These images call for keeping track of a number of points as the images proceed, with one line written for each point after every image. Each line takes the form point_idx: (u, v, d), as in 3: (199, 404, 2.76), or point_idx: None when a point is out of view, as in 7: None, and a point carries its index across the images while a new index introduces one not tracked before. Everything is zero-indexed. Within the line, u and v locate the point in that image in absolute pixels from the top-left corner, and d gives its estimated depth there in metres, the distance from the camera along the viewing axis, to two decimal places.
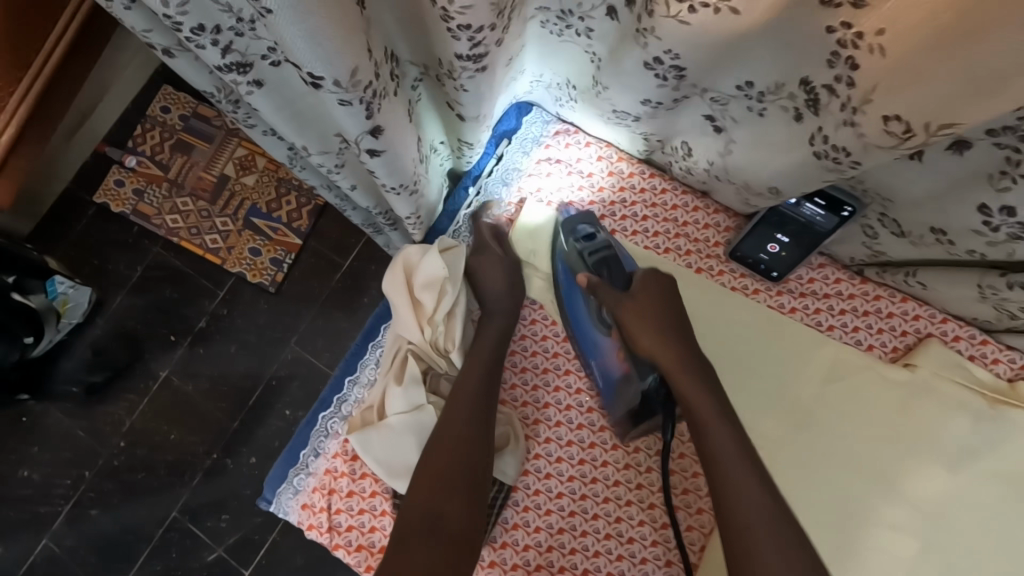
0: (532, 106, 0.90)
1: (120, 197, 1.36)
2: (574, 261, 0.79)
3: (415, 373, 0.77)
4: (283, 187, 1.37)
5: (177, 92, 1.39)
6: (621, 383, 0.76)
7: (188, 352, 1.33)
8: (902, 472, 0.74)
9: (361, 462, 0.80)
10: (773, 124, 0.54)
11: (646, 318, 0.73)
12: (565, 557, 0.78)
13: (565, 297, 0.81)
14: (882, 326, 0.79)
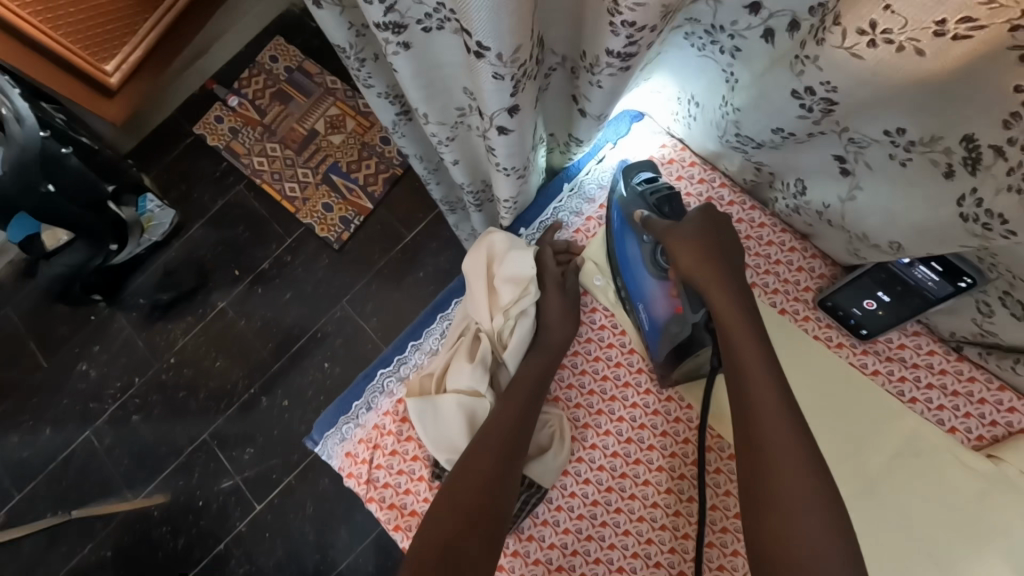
0: (643, 115, 0.90)
1: (216, 132, 1.45)
2: (632, 202, 0.82)
3: (486, 354, 0.78)
4: (366, 151, 1.43)
5: (288, 46, 1.47)
6: (668, 323, 0.78)
7: (247, 289, 1.39)
8: (971, 574, 0.69)
9: (409, 425, 0.82)
10: (916, 177, 0.52)
11: (705, 262, 0.72)
12: (588, 565, 0.77)
13: (616, 244, 0.83)
14: (970, 410, 0.74)
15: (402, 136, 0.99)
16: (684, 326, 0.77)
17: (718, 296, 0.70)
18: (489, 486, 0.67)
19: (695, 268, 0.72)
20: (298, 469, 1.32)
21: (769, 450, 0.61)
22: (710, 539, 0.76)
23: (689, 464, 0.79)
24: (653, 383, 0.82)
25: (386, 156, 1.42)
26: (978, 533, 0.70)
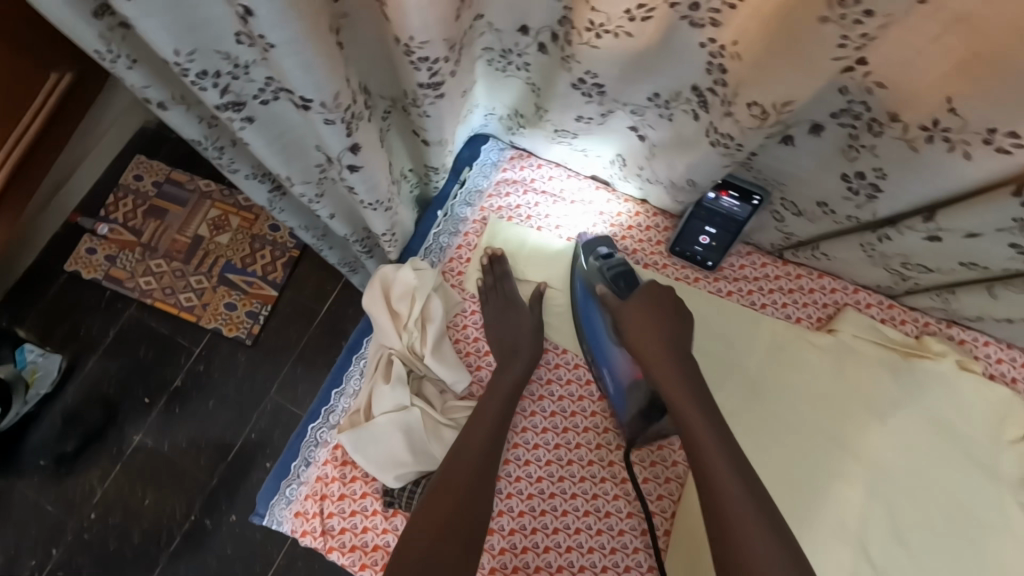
0: (488, 137, 1.04)
1: (92, 264, 1.41)
2: (593, 276, 0.90)
3: (401, 369, 0.84)
4: (257, 242, 1.45)
5: (151, 161, 1.49)
6: (631, 388, 0.86)
7: (163, 414, 1.34)
8: (847, 432, 0.83)
9: (351, 465, 0.86)
10: (682, 124, 0.67)
11: (648, 320, 0.82)
12: (548, 537, 0.82)
13: (581, 311, 0.91)
14: (806, 300, 0.90)
15: (281, 211, 1.06)
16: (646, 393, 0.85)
17: (664, 369, 0.77)
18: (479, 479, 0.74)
19: (644, 349, 0.80)
20: None
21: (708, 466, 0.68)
22: (644, 475, 0.85)
23: (608, 416, 0.88)
24: (559, 357, 0.91)
25: (279, 242, 1.45)
26: (841, 396, 0.84)
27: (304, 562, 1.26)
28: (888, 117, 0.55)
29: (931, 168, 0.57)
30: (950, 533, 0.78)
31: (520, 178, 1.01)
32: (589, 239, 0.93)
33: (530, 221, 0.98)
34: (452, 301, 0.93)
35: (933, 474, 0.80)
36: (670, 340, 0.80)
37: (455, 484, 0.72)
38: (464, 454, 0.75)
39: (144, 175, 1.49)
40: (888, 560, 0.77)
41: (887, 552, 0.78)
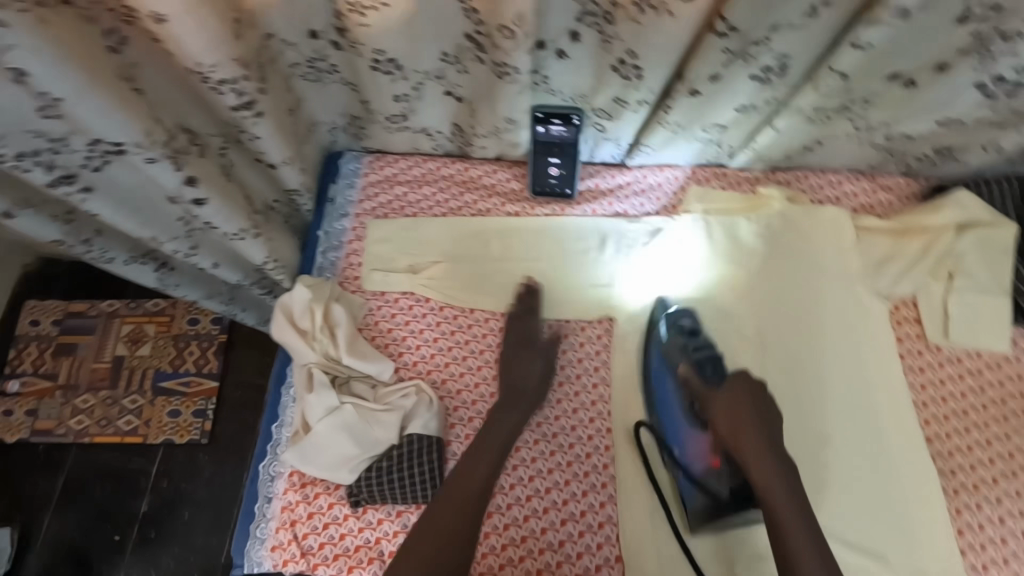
0: (343, 150, 1.11)
1: (14, 426, 1.37)
2: (676, 354, 0.90)
3: (323, 377, 0.88)
4: (182, 342, 1.43)
5: (44, 303, 1.45)
6: (705, 476, 0.86)
7: (139, 544, 1.30)
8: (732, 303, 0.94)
9: (310, 484, 0.89)
10: (476, 72, 0.80)
11: (742, 415, 0.79)
12: (509, 476, 0.87)
13: (655, 387, 0.91)
14: (657, 194, 1.02)
15: (176, 285, 1.11)
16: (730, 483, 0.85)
17: (761, 465, 0.76)
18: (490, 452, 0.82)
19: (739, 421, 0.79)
20: None
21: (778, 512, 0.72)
22: (575, 388, 0.92)
23: None
24: (469, 318, 0.98)
25: (204, 332, 1.44)
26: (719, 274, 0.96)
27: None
28: (610, 6, 0.71)
29: (656, 32, 0.72)
30: (828, 339, 0.90)
31: (384, 177, 1.08)
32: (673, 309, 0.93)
33: (405, 210, 1.06)
34: (357, 306, 0.99)
35: (799, 295, 0.93)
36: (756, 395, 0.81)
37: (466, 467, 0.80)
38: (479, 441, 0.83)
39: (41, 319, 1.45)
40: (791, 384, 0.88)
41: (789, 377, 0.89)
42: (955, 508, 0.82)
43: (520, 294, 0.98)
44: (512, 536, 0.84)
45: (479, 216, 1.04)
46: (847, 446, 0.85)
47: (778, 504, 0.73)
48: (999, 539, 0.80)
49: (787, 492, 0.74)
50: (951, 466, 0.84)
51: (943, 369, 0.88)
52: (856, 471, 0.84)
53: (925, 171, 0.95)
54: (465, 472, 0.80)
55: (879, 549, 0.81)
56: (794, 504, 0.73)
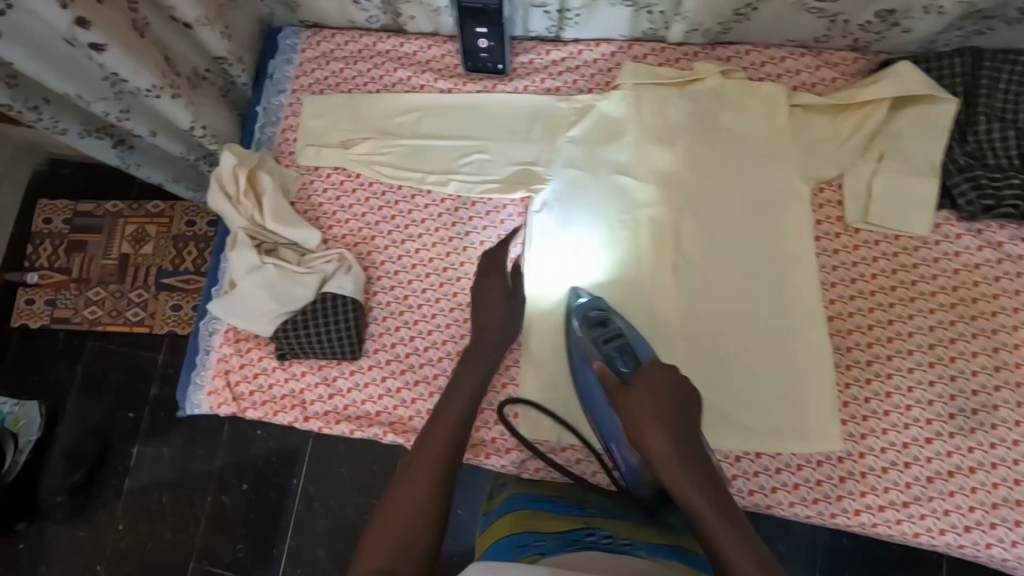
0: (282, 26, 1.09)
1: (35, 313, 1.45)
2: (587, 346, 0.84)
3: (247, 239, 0.92)
4: (181, 242, 1.47)
5: (55, 202, 1.51)
6: (641, 470, 0.79)
7: (152, 420, 1.39)
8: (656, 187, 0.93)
9: (244, 339, 0.96)
10: None
11: (649, 407, 0.73)
12: (425, 339, 0.95)
13: (580, 378, 0.87)
14: (593, 71, 0.98)
15: (137, 164, 1.16)
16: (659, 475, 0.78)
17: (729, 531, 0.65)
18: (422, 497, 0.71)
19: (677, 486, 0.69)
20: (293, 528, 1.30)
21: None
22: None
23: (450, 228, 0.98)
24: (397, 195, 1.01)
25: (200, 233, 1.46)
26: (647, 156, 0.94)
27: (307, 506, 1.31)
28: None
29: None
30: (749, 227, 0.89)
31: (321, 53, 1.07)
32: (584, 299, 0.88)
33: (341, 87, 1.06)
34: (289, 180, 1.02)
35: (722, 178, 0.91)
36: (679, 443, 0.71)
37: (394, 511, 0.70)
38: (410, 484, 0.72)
39: (53, 217, 1.51)
40: (705, 270, 0.89)
41: (705, 264, 0.89)
42: (844, 383, 0.84)
43: (445, 170, 0.99)
44: (421, 392, 0.93)
45: (414, 93, 1.03)
46: (751, 331, 0.86)
47: None
48: (883, 413, 0.82)
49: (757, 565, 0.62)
50: (848, 344, 0.85)
51: (857, 252, 0.87)
52: (756, 353, 0.85)
53: (873, 46, 0.90)
54: (393, 517, 0.69)
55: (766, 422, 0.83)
56: None
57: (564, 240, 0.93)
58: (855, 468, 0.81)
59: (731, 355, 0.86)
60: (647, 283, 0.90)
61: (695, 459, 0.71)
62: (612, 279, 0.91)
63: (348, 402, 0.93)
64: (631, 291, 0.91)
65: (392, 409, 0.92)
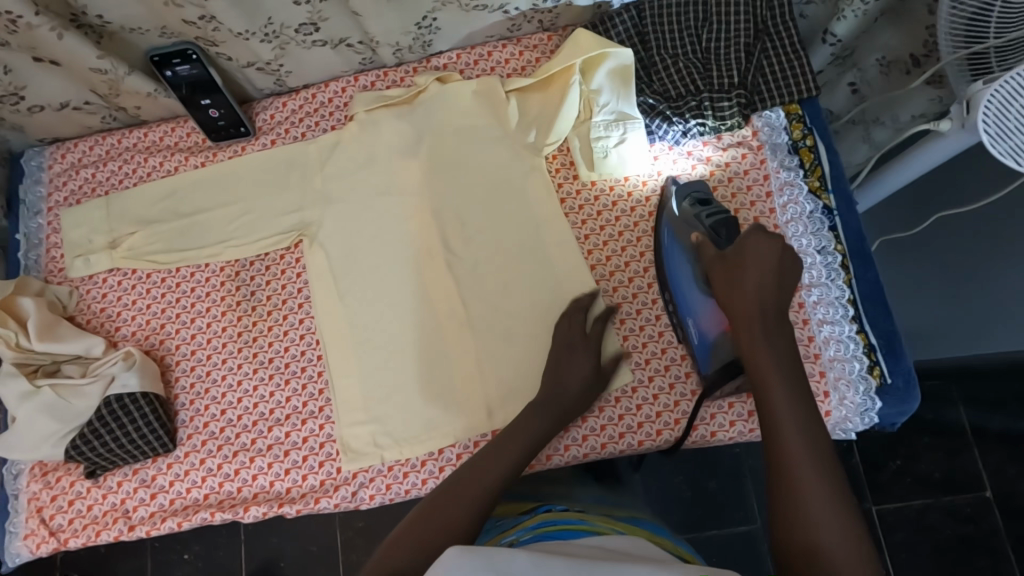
0: (24, 149, 1.08)
1: None
2: (685, 219, 0.84)
3: (14, 368, 0.89)
4: None
5: None
6: (718, 341, 0.81)
7: None
8: (409, 197, 0.98)
9: (49, 470, 0.92)
10: (41, 36, 0.84)
11: (742, 275, 0.76)
12: (236, 407, 0.93)
13: (667, 260, 0.86)
14: (330, 110, 1.03)
15: None
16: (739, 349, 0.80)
17: (783, 393, 0.69)
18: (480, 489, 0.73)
19: (763, 369, 0.71)
20: None
21: (796, 467, 0.64)
22: (282, 313, 0.97)
23: (236, 293, 0.98)
24: (177, 277, 1.00)
25: None
26: (392, 169, 0.98)
27: None
28: None
29: None
30: (486, 222, 0.95)
31: (69, 164, 1.06)
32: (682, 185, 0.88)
33: (97, 191, 1.05)
34: (64, 295, 0.99)
35: (454, 183, 0.97)
36: (774, 327, 0.74)
37: (461, 493, 0.72)
38: (481, 472, 0.74)
39: None
40: (455, 274, 0.94)
41: (454, 269, 0.94)
42: (620, 319, 0.91)
43: (215, 241, 1.00)
44: (243, 461, 0.90)
45: (170, 176, 1.04)
46: (507, 316, 0.92)
47: (798, 455, 0.65)
48: (658, 335, 0.89)
49: (803, 424, 0.67)
50: (614, 285, 0.92)
51: (597, 203, 0.95)
52: (517, 333, 0.91)
53: (558, 22, 1.00)
54: (444, 509, 0.70)
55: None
56: (817, 457, 0.65)
57: (329, 282, 0.97)
58: (647, 393, 0.87)
59: (494, 342, 0.91)
60: (408, 300, 0.95)
61: (778, 336, 0.74)
62: (385, 302, 0.95)
63: (172, 496, 0.90)
64: (395, 312, 0.94)
65: (218, 488, 0.90)
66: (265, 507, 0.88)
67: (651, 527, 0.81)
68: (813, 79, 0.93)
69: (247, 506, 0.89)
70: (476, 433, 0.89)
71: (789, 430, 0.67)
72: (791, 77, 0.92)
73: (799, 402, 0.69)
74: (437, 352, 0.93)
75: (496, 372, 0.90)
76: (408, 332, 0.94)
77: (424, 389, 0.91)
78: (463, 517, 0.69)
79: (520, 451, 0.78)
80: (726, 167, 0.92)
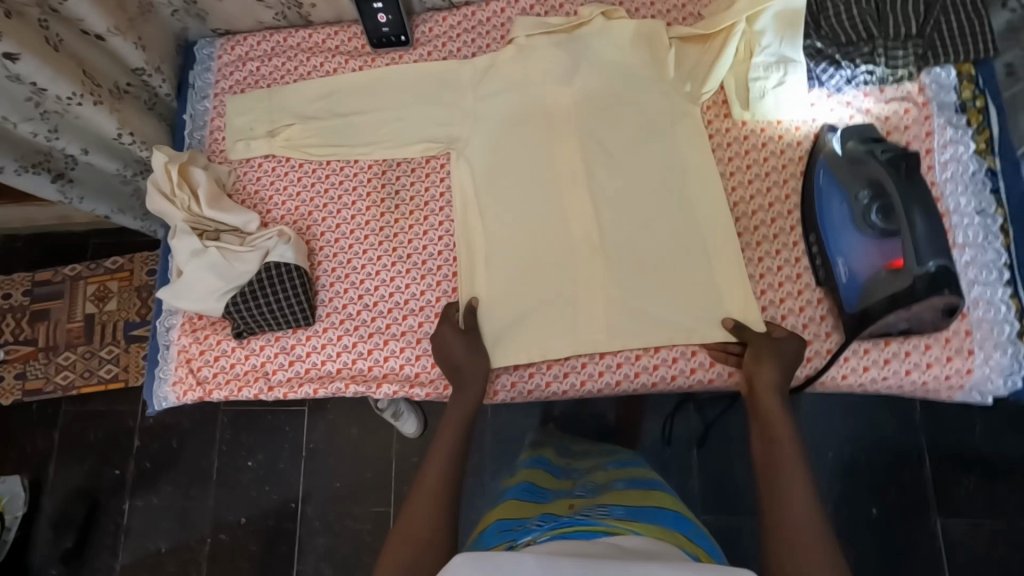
0: (197, 39, 1.16)
1: (7, 389, 1.54)
2: (840, 164, 0.84)
3: (188, 228, 0.97)
4: (143, 293, 1.57)
5: (12, 276, 1.60)
6: (870, 278, 0.80)
7: (137, 472, 1.50)
8: (559, 117, 1.01)
9: (201, 327, 0.99)
10: None
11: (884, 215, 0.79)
12: (373, 295, 0.99)
13: (818, 202, 0.86)
14: (489, 28, 1.06)
15: (81, 198, 1.19)
16: (893, 285, 0.77)
17: (780, 429, 0.78)
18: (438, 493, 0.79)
19: (771, 416, 0.80)
20: (297, 552, 1.43)
21: (795, 519, 0.71)
22: (423, 214, 1.02)
23: (381, 191, 1.04)
24: (326, 170, 1.06)
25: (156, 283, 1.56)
26: (544, 87, 1.01)
27: (307, 527, 1.43)
28: None
29: None
30: (633, 151, 0.97)
31: (237, 56, 1.14)
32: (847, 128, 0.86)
33: (260, 84, 1.12)
34: (224, 174, 1.07)
35: (606, 109, 0.99)
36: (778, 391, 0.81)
37: (427, 498, 0.79)
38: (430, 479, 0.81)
39: (13, 292, 1.60)
40: (596, 197, 0.96)
41: (596, 193, 0.96)
42: (757, 257, 0.91)
43: (366, 141, 1.06)
44: (376, 343, 0.96)
45: (329, 76, 1.09)
46: (643, 244, 0.93)
47: (793, 503, 0.72)
48: (796, 277, 0.89)
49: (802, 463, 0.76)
50: (754, 224, 0.92)
51: (747, 143, 0.95)
52: (652, 259, 0.93)
53: None
54: (411, 516, 0.77)
55: (673, 313, 0.90)
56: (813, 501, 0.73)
57: (471, 190, 1.00)
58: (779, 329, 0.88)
59: (627, 266, 0.93)
60: (545, 217, 0.97)
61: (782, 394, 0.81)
62: (524, 214, 0.98)
63: (309, 366, 0.97)
64: (533, 226, 0.97)
65: (351, 364, 0.96)
66: (395, 385, 0.94)
67: (671, 518, 0.80)
68: (991, 41, 0.90)
69: (378, 383, 0.95)
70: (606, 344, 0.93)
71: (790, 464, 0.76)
72: (970, 36, 0.90)
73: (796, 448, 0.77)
74: (569, 269, 0.95)
75: (626, 293, 0.92)
76: (542, 247, 0.96)
77: (549, 300, 0.94)
78: (434, 510, 0.77)
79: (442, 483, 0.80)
80: (885, 120, 0.91)
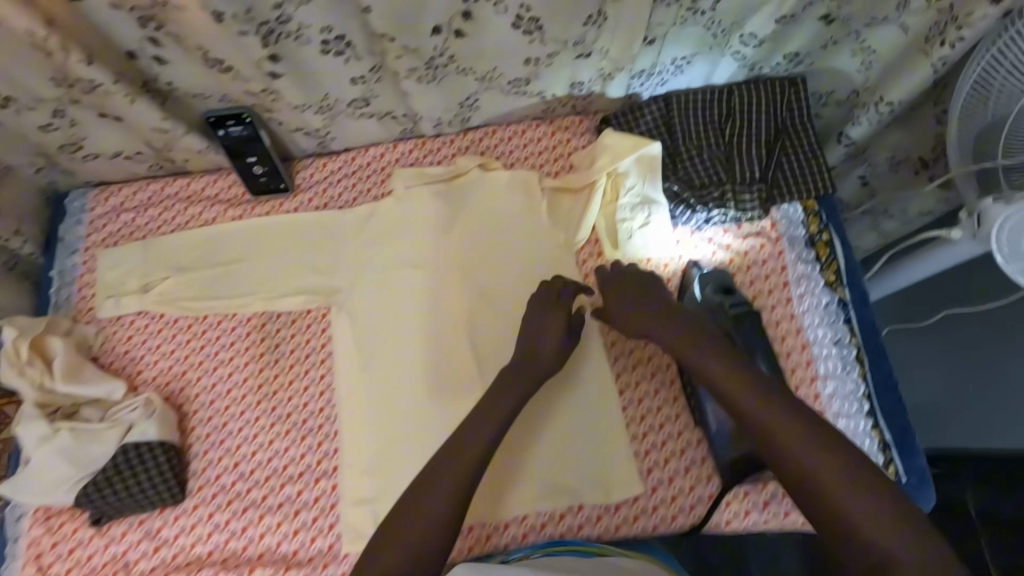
0: (69, 189, 1.12)
1: None
2: (702, 307, 0.89)
3: (37, 409, 0.89)
4: None
5: None
6: (735, 427, 0.83)
7: None
8: (440, 262, 1.01)
9: (54, 515, 0.90)
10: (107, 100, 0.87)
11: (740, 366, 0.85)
12: (249, 462, 0.93)
13: (687, 343, 0.89)
14: (369, 173, 1.08)
15: None
16: (757, 439, 0.81)
17: (689, 352, 0.79)
18: (431, 509, 0.74)
19: (675, 345, 0.81)
20: None
21: (756, 418, 0.72)
22: (304, 368, 0.98)
23: (259, 345, 1.00)
24: (203, 325, 1.02)
25: None
26: (425, 234, 1.02)
27: None
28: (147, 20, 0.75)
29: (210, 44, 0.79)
30: (512, 297, 0.99)
31: (111, 207, 1.10)
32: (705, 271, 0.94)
33: (136, 234, 1.08)
34: (91, 335, 1.01)
35: (485, 255, 1.01)
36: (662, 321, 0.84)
37: (407, 516, 0.74)
38: (425, 498, 0.75)
39: None
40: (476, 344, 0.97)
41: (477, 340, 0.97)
42: (637, 398, 0.91)
43: (246, 292, 1.03)
44: (250, 518, 0.90)
45: (208, 225, 1.07)
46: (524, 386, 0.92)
47: (743, 399, 0.73)
48: (676, 416, 0.89)
49: (721, 358, 0.77)
50: (633, 363, 0.93)
51: None
52: (536, 405, 0.90)
53: (591, 107, 1.06)
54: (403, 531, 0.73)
55: (562, 463, 0.88)
56: (750, 370, 0.75)
57: (352, 343, 0.98)
58: (663, 475, 0.87)
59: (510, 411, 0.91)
60: (428, 366, 0.96)
61: (672, 322, 0.83)
62: (407, 363, 0.96)
63: (176, 550, 0.89)
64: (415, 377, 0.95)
65: (223, 545, 0.89)
66: (270, 569, 0.87)
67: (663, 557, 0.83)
68: (830, 180, 0.98)
69: (251, 567, 0.87)
70: (511, 513, 0.86)
71: (709, 368, 0.77)
72: (809, 178, 0.98)
73: (712, 358, 0.78)
74: (453, 418, 0.92)
75: (513, 444, 0.89)
76: (426, 398, 0.94)
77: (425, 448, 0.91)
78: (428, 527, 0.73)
79: (435, 503, 0.75)
80: (744, 255, 0.96)
